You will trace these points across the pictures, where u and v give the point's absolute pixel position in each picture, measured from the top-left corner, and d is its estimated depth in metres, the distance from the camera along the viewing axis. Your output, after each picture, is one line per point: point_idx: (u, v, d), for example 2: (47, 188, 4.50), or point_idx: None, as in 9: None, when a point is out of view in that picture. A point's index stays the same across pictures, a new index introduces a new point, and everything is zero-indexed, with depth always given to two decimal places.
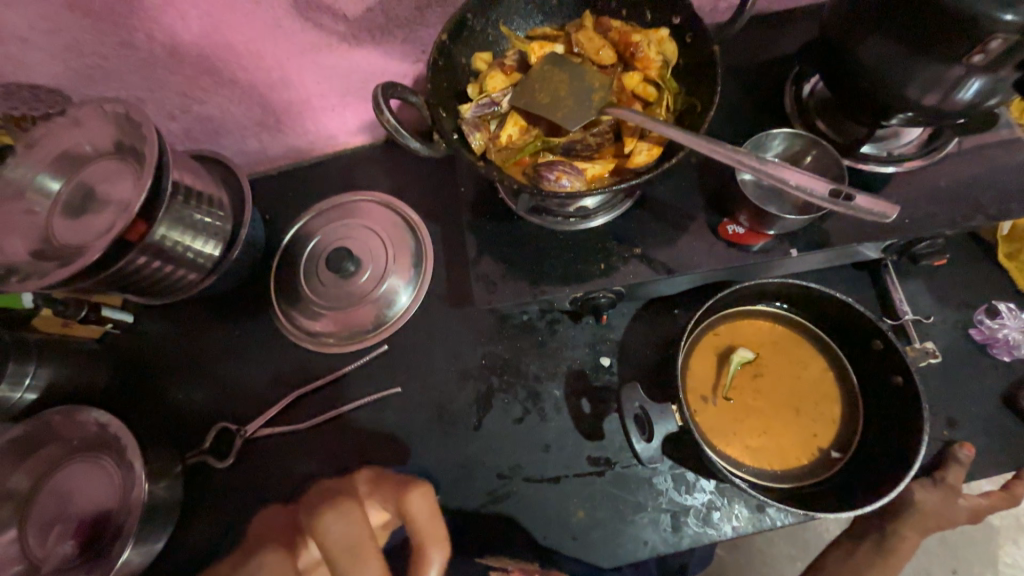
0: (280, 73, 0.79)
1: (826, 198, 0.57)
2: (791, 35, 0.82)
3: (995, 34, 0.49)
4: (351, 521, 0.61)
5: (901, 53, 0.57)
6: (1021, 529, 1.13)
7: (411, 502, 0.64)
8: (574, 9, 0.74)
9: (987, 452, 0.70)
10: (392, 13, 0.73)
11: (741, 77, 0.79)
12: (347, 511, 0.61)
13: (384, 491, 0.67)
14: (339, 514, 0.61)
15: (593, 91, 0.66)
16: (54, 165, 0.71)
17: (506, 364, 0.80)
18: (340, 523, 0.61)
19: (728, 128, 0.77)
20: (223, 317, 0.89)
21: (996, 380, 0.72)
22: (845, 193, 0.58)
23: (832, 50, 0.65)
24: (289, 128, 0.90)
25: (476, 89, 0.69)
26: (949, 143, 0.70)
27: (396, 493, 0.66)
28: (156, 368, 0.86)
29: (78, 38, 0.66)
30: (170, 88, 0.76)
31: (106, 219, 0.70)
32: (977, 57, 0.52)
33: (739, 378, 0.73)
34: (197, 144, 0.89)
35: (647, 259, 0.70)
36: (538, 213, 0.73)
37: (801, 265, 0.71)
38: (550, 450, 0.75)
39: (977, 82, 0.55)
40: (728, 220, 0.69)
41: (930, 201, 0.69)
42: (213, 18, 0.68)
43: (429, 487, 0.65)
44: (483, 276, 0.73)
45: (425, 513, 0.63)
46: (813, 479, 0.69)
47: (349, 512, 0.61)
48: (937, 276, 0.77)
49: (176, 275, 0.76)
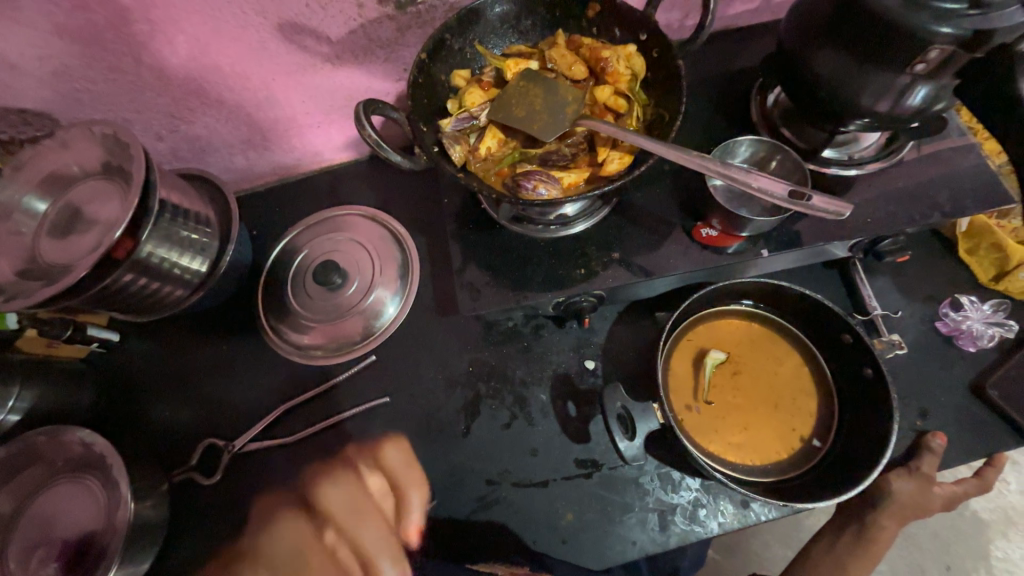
0: (266, 92, 0.81)
1: (786, 200, 0.61)
2: (755, 49, 0.87)
3: (932, 45, 0.54)
4: (353, 487, 0.72)
5: (852, 64, 0.61)
6: (1010, 523, 1.15)
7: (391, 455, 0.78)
8: (547, 28, 0.78)
9: (959, 440, 0.72)
10: (374, 34, 0.76)
11: (709, 90, 0.84)
12: (347, 481, 0.72)
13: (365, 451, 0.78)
14: (339, 486, 0.72)
15: (566, 104, 0.70)
16: (42, 186, 0.72)
17: (494, 371, 0.81)
18: (342, 494, 0.71)
19: (698, 136, 0.80)
20: (211, 333, 0.89)
21: (964, 369, 0.75)
22: (804, 194, 0.62)
23: (789, 63, 0.69)
24: (276, 145, 0.92)
25: (456, 105, 0.73)
26: (905, 146, 0.74)
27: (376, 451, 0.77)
28: (143, 387, 0.87)
29: (67, 63, 0.68)
30: (157, 110, 0.78)
31: (91, 239, 0.70)
32: (920, 66, 0.56)
33: (719, 377, 0.75)
34: (185, 164, 0.91)
35: (626, 264, 0.73)
36: (520, 221, 0.76)
37: (773, 264, 0.75)
38: (537, 455, 0.76)
39: (924, 89, 0.59)
40: (701, 223, 0.72)
41: (890, 201, 0.72)
42: (201, 42, 0.70)
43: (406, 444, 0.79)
44: (468, 283, 0.75)
45: (402, 462, 0.77)
46: (795, 471, 0.70)
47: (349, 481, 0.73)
48: (903, 271, 0.81)
49: (161, 291, 0.77)
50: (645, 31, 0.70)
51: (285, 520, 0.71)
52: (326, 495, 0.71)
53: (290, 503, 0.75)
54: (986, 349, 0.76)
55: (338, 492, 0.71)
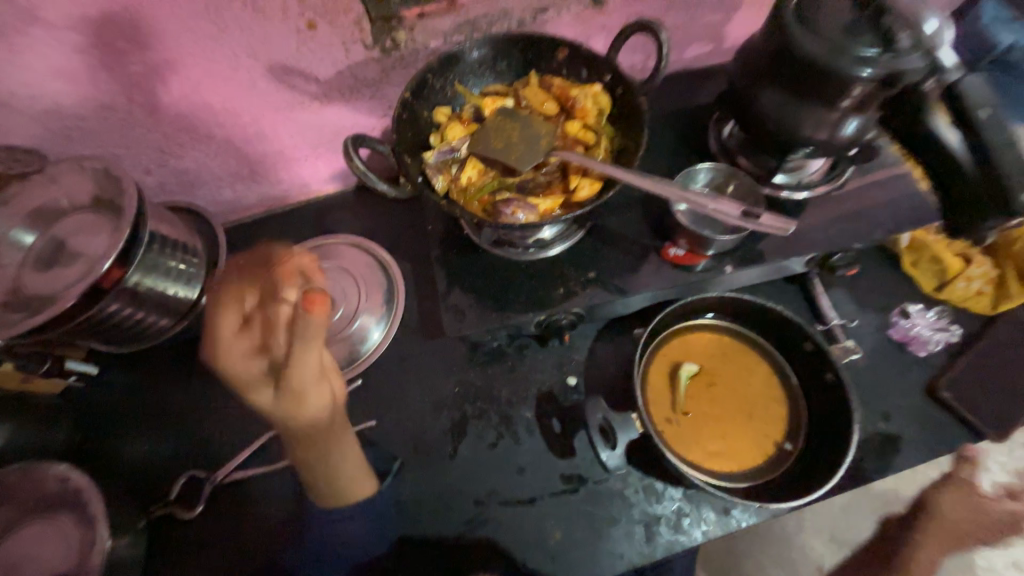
0: (256, 128, 0.85)
1: (737, 218, 0.69)
2: (709, 87, 0.96)
3: (854, 83, 0.62)
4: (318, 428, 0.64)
5: (792, 100, 0.69)
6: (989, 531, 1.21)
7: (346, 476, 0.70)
8: (521, 70, 0.84)
9: (920, 440, 0.77)
10: (360, 75, 0.82)
11: (670, 124, 0.92)
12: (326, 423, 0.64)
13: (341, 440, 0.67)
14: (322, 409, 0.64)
15: (541, 137, 0.76)
16: (30, 219, 0.73)
17: (479, 391, 0.83)
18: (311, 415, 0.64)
19: (663, 165, 0.87)
20: (192, 363, 0.89)
21: (918, 373, 0.81)
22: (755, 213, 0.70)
23: (739, 100, 0.77)
24: (263, 177, 0.96)
25: (438, 138, 0.79)
26: (846, 170, 0.82)
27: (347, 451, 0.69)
28: (121, 421, 0.85)
29: (60, 103, 0.71)
30: (147, 146, 0.81)
31: (75, 270, 0.71)
32: (847, 101, 0.64)
33: (694, 389, 0.79)
34: (172, 197, 0.93)
35: (601, 282, 0.77)
36: (501, 246, 0.79)
37: (737, 281, 0.80)
38: (524, 473, 0.77)
39: (854, 120, 0.67)
40: (670, 243, 0.77)
41: (836, 220, 0.80)
42: (193, 82, 0.74)
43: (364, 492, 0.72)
44: (453, 305, 0.78)
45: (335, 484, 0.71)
46: (771, 475, 0.73)
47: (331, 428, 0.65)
48: (856, 284, 0.87)
49: (144, 321, 0.79)
50: (609, 73, 0.77)
51: (211, 348, 0.60)
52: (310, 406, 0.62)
53: (233, 349, 0.59)
54: (935, 353, 0.82)
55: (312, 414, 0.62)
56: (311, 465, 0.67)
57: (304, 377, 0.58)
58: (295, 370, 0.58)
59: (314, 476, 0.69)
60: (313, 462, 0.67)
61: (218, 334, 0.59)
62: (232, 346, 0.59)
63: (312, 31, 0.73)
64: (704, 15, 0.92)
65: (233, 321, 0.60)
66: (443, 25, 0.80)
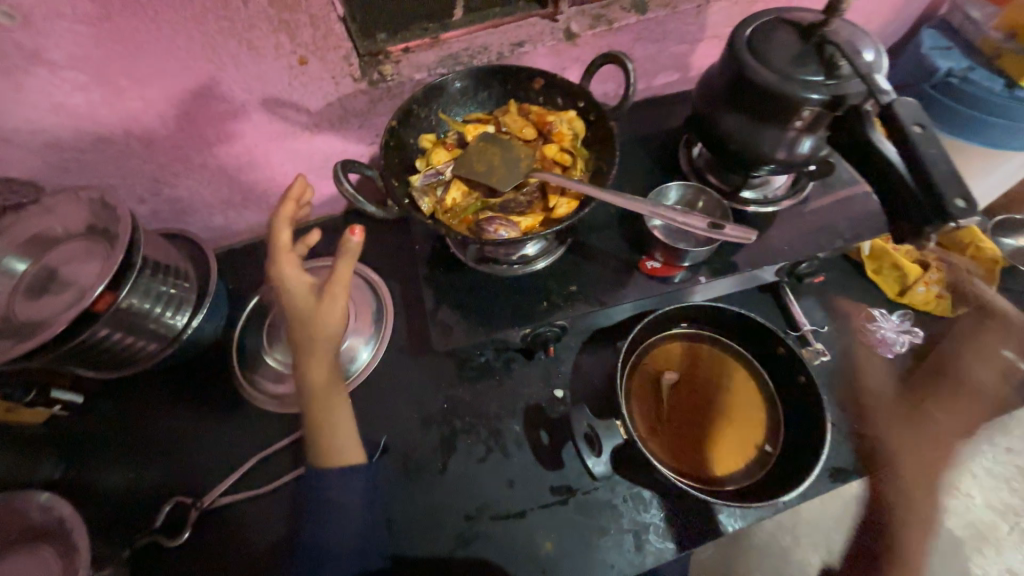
0: (248, 157, 0.89)
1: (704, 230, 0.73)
2: (679, 112, 1.03)
3: (804, 105, 0.68)
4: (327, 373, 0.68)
5: (750, 123, 0.75)
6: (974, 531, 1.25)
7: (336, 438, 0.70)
8: (501, 98, 0.90)
9: (893, 439, 0.80)
10: (349, 106, 0.86)
11: (644, 146, 0.98)
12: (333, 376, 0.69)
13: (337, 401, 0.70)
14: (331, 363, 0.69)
15: (520, 161, 0.81)
16: (24, 247, 0.75)
17: (468, 407, 0.85)
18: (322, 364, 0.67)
19: (638, 184, 0.93)
20: (181, 389, 0.89)
21: (887, 374, 0.85)
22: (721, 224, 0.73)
23: (704, 123, 0.83)
24: (254, 203, 0.99)
25: (424, 163, 0.82)
26: (808, 185, 0.88)
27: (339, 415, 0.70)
28: (107, 449, 0.85)
29: (58, 136, 0.74)
30: (141, 175, 0.84)
31: (69, 296, 0.72)
32: (799, 123, 0.71)
33: (676, 396, 0.81)
34: (164, 224, 0.95)
35: (583, 295, 0.80)
36: (486, 262, 0.83)
37: (711, 291, 0.84)
38: (514, 486, 0.78)
39: (808, 140, 0.74)
40: (646, 257, 0.81)
41: (801, 231, 0.85)
42: (189, 115, 0.78)
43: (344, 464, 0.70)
44: (441, 322, 0.80)
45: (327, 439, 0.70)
46: (752, 478, 0.75)
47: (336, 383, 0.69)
48: (826, 291, 0.92)
49: (135, 345, 0.79)
50: (583, 99, 0.83)
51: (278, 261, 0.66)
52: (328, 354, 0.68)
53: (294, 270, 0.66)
54: (901, 354, 0.87)
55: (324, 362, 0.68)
56: (310, 378, 0.67)
57: (337, 282, 0.63)
58: (336, 275, 0.63)
59: (306, 392, 0.68)
60: (313, 374, 0.67)
61: (277, 240, 0.67)
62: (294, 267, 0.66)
63: (303, 67, 0.78)
64: (670, 47, 0.99)
65: (289, 236, 0.68)
66: (427, 59, 0.86)
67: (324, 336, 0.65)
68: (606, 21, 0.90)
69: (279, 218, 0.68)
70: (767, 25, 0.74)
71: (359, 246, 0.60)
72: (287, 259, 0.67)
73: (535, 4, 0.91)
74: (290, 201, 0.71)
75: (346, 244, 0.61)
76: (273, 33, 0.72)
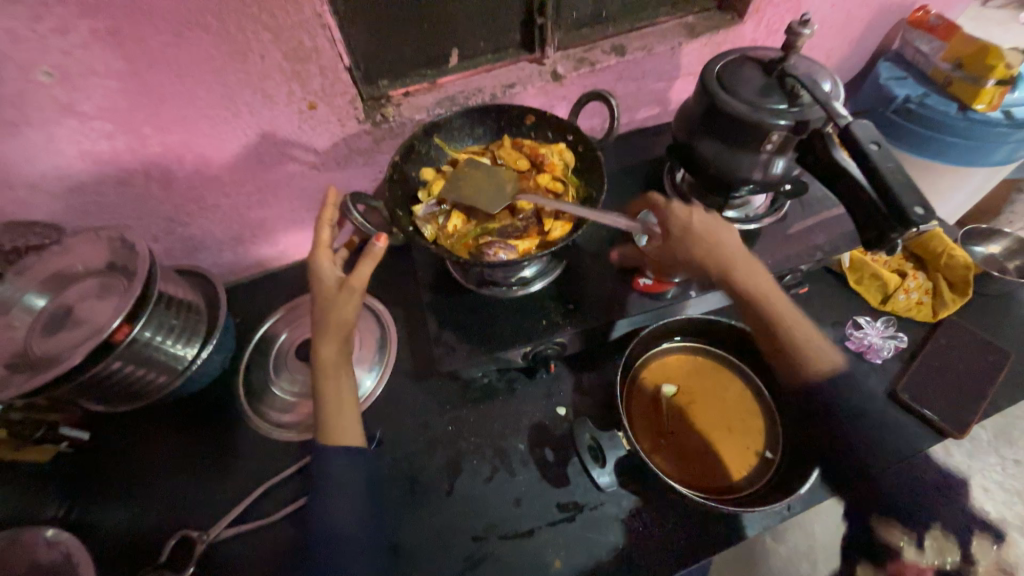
0: (259, 195, 0.94)
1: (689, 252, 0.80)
2: (660, 142, 1.10)
3: (773, 130, 0.74)
4: (335, 363, 0.74)
5: (726, 148, 0.81)
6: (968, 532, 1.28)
7: (339, 424, 0.73)
8: (496, 134, 0.97)
9: (889, 442, 0.83)
10: (354, 146, 0.93)
11: (630, 173, 1.04)
12: (340, 371, 0.75)
13: (341, 391, 0.75)
14: (340, 356, 0.75)
15: (504, 184, 0.88)
16: (44, 285, 0.78)
17: (473, 428, 0.86)
18: (333, 353, 0.74)
19: (626, 208, 0.98)
20: (187, 421, 0.90)
21: (877, 379, 0.89)
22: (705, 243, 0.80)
23: (684, 151, 0.90)
24: (262, 239, 1.03)
25: (425, 194, 0.88)
26: (785, 203, 0.94)
27: (341, 405, 0.74)
28: (110, 484, 0.85)
29: (83, 181, 0.78)
30: (157, 215, 0.89)
31: (83, 331, 0.74)
32: (770, 146, 0.77)
33: (676, 408, 0.83)
34: (175, 261, 0.99)
35: (581, 313, 0.84)
36: (487, 284, 0.87)
37: (703, 305, 0.88)
38: (521, 504, 0.78)
39: (780, 161, 0.80)
40: (638, 275, 0.87)
41: (782, 246, 0.90)
42: (206, 158, 0.84)
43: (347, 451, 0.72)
44: (444, 343, 0.83)
45: (332, 424, 0.73)
46: (756, 484, 0.77)
47: (342, 377, 0.75)
48: (811, 303, 0.97)
49: (145, 377, 0.81)
50: (571, 133, 0.90)
51: (314, 254, 0.75)
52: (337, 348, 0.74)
53: (326, 266, 0.75)
54: (890, 359, 0.90)
55: (334, 351, 0.74)
56: (322, 357, 0.73)
57: (358, 282, 0.72)
58: (359, 277, 0.72)
59: (318, 369, 0.73)
60: (325, 356, 0.73)
61: (318, 239, 0.75)
62: (328, 263, 0.75)
63: (312, 111, 0.85)
64: (649, 85, 1.08)
65: (329, 236, 0.76)
66: (426, 102, 0.93)
67: (338, 324, 0.73)
68: (589, 63, 0.99)
69: (321, 219, 0.75)
70: (734, 62, 0.82)
71: (381, 252, 0.70)
72: (324, 255, 0.75)
73: (523, 51, 1.00)
74: (330, 207, 0.77)
75: (371, 249, 0.70)
76: (286, 82, 0.79)
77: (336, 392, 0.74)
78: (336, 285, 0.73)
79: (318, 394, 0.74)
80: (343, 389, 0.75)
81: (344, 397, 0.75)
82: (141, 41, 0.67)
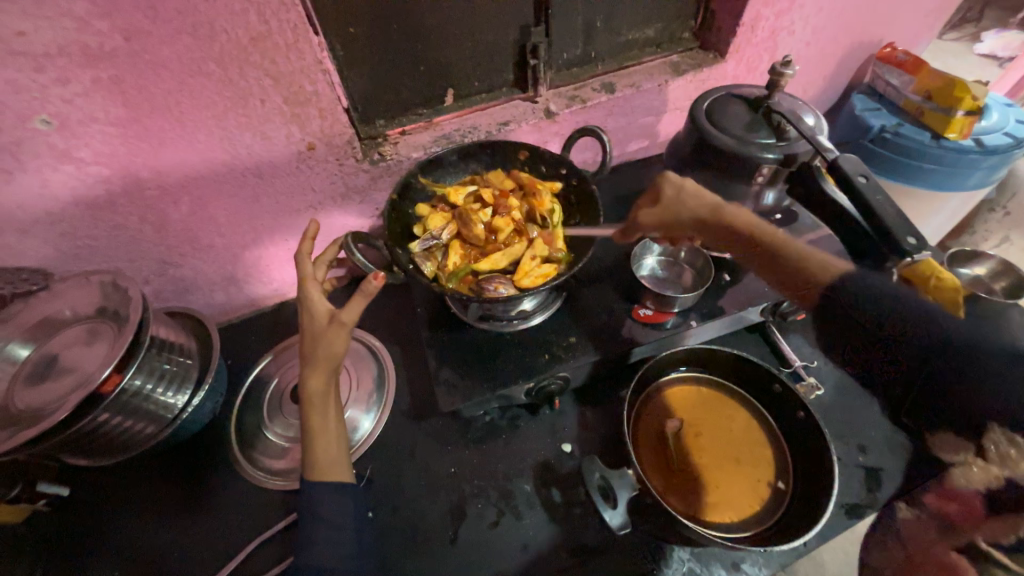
0: (254, 234, 0.93)
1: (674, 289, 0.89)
2: (650, 174, 1.13)
3: (762, 164, 0.77)
4: (321, 400, 0.72)
5: (717, 180, 0.83)
6: None
7: (324, 461, 0.71)
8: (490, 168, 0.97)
9: (897, 469, 0.82)
10: (351, 184, 0.94)
11: (624, 206, 1.07)
12: (326, 407, 0.72)
13: (327, 427, 0.72)
14: (326, 393, 0.72)
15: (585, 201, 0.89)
16: (28, 333, 0.75)
17: (476, 469, 0.83)
18: (318, 389, 0.71)
19: None
20: (174, 471, 0.86)
21: (880, 404, 0.89)
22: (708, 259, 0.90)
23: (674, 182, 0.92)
24: (256, 278, 1.02)
25: (421, 229, 0.88)
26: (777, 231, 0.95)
27: (326, 442, 0.71)
28: (85, 545, 0.79)
29: (76, 225, 0.77)
30: (150, 258, 0.87)
31: (68, 382, 0.71)
32: (760, 178, 0.80)
33: (683, 441, 0.82)
34: (166, 303, 0.96)
35: (584, 346, 0.83)
36: (486, 319, 0.87)
37: (706, 333, 0.88)
38: (529, 550, 0.75)
39: (770, 192, 0.85)
40: (638, 305, 0.86)
41: None
42: (202, 200, 0.83)
43: (334, 489, 0.70)
44: (445, 381, 0.81)
45: (322, 457, 0.71)
46: (771, 519, 0.75)
47: (328, 413, 0.72)
48: (808, 328, 0.98)
49: (132, 428, 0.77)
50: (565, 168, 0.92)
51: (299, 286, 0.72)
52: (323, 384, 0.71)
53: (315, 298, 0.71)
54: None
55: (319, 388, 0.71)
56: (309, 390, 0.71)
57: (349, 317, 0.68)
58: (351, 311, 0.68)
59: (305, 402, 0.71)
60: (314, 392, 0.71)
61: (300, 271, 0.73)
62: (317, 295, 0.72)
63: (311, 152, 0.86)
64: (638, 119, 1.12)
65: (312, 270, 0.74)
66: (422, 140, 0.95)
67: (328, 357, 0.70)
68: (580, 101, 1.03)
69: (300, 253, 0.75)
70: (720, 99, 0.85)
71: (375, 291, 0.64)
72: (312, 286, 0.73)
73: (516, 90, 1.04)
74: (307, 240, 0.77)
75: (366, 287, 0.65)
76: (286, 125, 0.80)
77: (322, 428, 0.72)
78: (326, 318, 0.70)
79: (306, 430, 0.72)
80: (329, 424, 0.72)
81: (331, 434, 0.72)
82: (143, 88, 0.67)
